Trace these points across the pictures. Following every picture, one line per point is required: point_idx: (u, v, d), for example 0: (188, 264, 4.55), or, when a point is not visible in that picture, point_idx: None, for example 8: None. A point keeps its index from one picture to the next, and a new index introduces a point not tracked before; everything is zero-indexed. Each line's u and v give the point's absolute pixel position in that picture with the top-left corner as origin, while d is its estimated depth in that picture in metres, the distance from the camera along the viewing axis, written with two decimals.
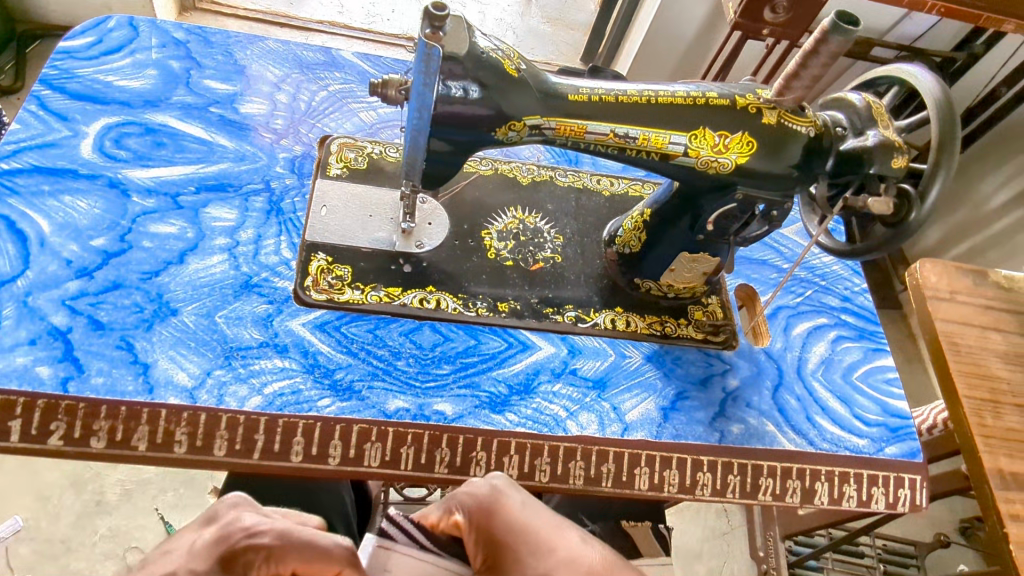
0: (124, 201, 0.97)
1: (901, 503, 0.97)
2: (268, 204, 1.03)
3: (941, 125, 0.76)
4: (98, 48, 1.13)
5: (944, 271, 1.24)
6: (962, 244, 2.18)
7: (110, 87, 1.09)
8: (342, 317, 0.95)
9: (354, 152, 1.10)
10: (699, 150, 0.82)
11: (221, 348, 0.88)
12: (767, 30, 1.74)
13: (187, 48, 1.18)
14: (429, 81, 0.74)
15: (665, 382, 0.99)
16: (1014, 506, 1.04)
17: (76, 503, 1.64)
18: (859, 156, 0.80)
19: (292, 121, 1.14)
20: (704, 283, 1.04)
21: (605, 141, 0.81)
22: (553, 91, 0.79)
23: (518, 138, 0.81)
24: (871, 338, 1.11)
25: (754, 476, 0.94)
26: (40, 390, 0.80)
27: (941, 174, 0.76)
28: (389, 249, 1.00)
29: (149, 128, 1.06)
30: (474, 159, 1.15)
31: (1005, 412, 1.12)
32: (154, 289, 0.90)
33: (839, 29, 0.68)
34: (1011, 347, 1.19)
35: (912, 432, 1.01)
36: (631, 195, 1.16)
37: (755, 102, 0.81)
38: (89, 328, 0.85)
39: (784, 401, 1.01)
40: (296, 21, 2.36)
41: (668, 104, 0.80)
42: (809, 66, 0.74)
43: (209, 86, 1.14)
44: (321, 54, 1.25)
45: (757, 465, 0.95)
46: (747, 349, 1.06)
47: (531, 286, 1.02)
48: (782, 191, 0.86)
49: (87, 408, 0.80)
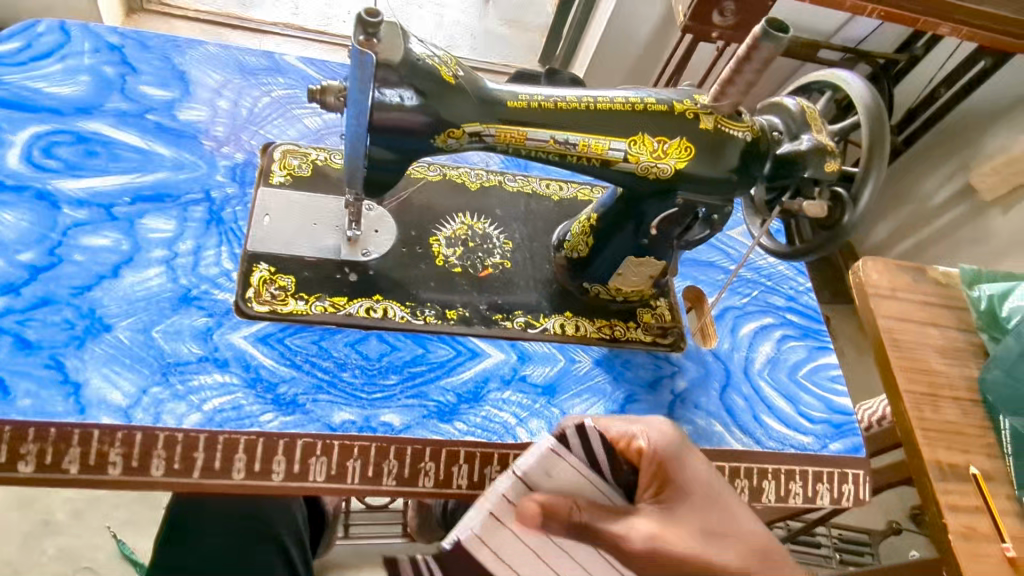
0: (54, 213, 0.93)
1: (845, 498, 0.99)
2: (208, 213, 1.00)
3: (871, 129, 0.78)
4: (26, 53, 1.09)
5: (885, 269, 1.28)
6: (907, 241, 2.25)
7: (39, 94, 1.04)
8: (285, 329, 0.93)
9: (298, 159, 1.08)
10: (639, 156, 0.82)
11: (158, 364, 0.85)
12: (717, 32, 1.77)
13: (123, 52, 1.14)
14: (364, 89, 0.72)
15: (614, 385, 0.99)
16: (952, 496, 1.07)
17: (22, 523, 1.57)
18: (794, 160, 0.82)
19: (234, 127, 1.11)
20: (652, 286, 1.05)
21: (546, 147, 0.81)
22: (491, 97, 0.78)
23: (458, 145, 0.80)
24: (815, 336, 1.13)
25: None
26: None
27: (873, 176, 0.77)
28: (334, 258, 0.99)
29: (81, 136, 1.02)
30: (422, 165, 1.14)
31: (943, 405, 1.16)
32: (86, 304, 0.87)
33: (770, 36, 0.70)
34: (949, 342, 1.23)
35: (854, 427, 1.04)
36: (580, 200, 1.17)
37: (693, 107, 0.82)
38: (16, 348, 0.82)
39: (731, 401, 1.02)
40: (248, 22, 2.31)
41: (607, 110, 0.80)
42: (742, 72, 0.75)
43: (146, 93, 1.10)
44: (264, 59, 1.22)
45: None
46: (695, 350, 1.07)
47: (480, 292, 1.02)
48: (723, 194, 0.87)
49: (13, 431, 0.77)
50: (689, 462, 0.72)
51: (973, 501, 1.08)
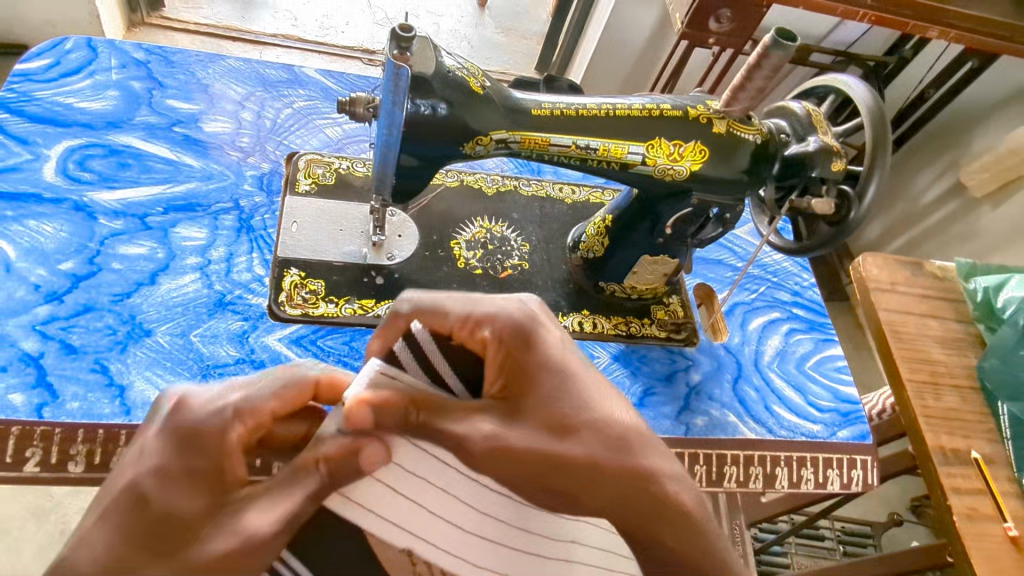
0: (91, 223, 0.97)
1: (855, 483, 1.03)
2: (238, 221, 1.04)
3: (874, 130, 0.83)
4: (55, 69, 1.12)
5: (884, 264, 1.33)
6: (901, 237, 2.30)
7: (70, 109, 1.08)
8: (317, 331, 0.97)
9: (322, 168, 1.11)
10: (656, 159, 0.86)
11: (199, 367, 0.89)
12: (713, 38, 1.82)
13: (148, 68, 1.18)
14: (397, 100, 0.76)
15: (632, 380, 1.04)
16: (955, 480, 1.12)
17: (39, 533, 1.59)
18: (801, 161, 0.86)
19: (258, 138, 1.15)
20: (665, 284, 1.10)
21: (567, 152, 0.85)
22: (517, 106, 0.82)
23: (484, 152, 0.84)
24: (821, 329, 1.18)
25: (719, 465, 1.00)
26: (13, 417, 0.79)
27: (877, 174, 0.82)
28: (360, 262, 1.03)
29: (113, 149, 1.05)
30: (440, 172, 1.18)
31: (943, 393, 1.21)
32: (127, 310, 0.90)
33: (780, 45, 0.74)
34: (947, 332, 1.28)
35: (861, 415, 1.08)
36: (592, 202, 1.21)
37: (706, 112, 0.86)
38: (62, 353, 0.85)
39: (743, 393, 1.07)
40: (250, 34, 2.35)
41: (626, 116, 0.84)
42: (753, 79, 0.80)
43: (172, 106, 1.14)
44: (283, 71, 1.26)
45: (721, 454, 1.00)
46: (707, 345, 1.12)
47: (501, 292, 1.06)
48: (734, 194, 0.91)
49: (64, 433, 0.80)
50: (537, 338, 0.65)
51: (976, 483, 1.13)
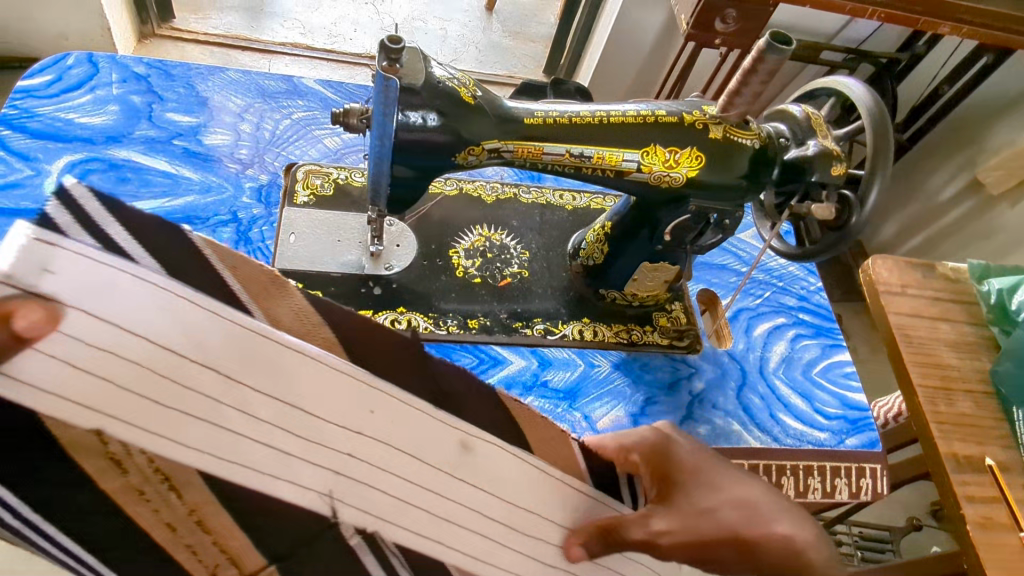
0: None
1: (864, 492, 1.01)
2: (236, 233, 1.04)
3: (876, 134, 0.81)
4: (57, 85, 1.14)
5: (893, 266, 1.31)
6: (916, 237, 2.26)
7: (72, 125, 1.09)
8: None
9: (320, 179, 1.11)
10: (652, 166, 0.85)
11: None
12: (719, 39, 1.80)
13: (148, 81, 1.19)
14: (387, 111, 0.76)
15: (633, 389, 1.02)
16: (969, 488, 1.09)
17: None
18: (801, 166, 0.85)
19: (257, 150, 1.15)
20: (667, 290, 1.08)
21: (562, 160, 0.84)
22: (509, 115, 0.82)
23: (478, 161, 0.84)
24: (828, 334, 1.16)
25: None
26: None
27: (879, 178, 0.80)
28: (358, 273, 1.02)
29: (113, 163, 1.06)
30: (439, 180, 1.18)
31: (956, 398, 1.18)
32: None
33: (775, 49, 0.72)
34: (960, 336, 1.25)
35: (870, 422, 1.06)
36: (593, 209, 1.20)
37: (702, 117, 0.84)
38: None
39: (748, 400, 1.05)
40: (257, 43, 2.37)
41: (620, 124, 0.83)
42: (749, 84, 0.79)
43: (172, 119, 1.15)
44: (282, 82, 1.27)
45: None
46: (711, 352, 1.10)
47: (500, 301, 1.05)
48: (733, 201, 0.90)
49: None
50: (676, 452, 0.62)
51: (990, 492, 1.10)
